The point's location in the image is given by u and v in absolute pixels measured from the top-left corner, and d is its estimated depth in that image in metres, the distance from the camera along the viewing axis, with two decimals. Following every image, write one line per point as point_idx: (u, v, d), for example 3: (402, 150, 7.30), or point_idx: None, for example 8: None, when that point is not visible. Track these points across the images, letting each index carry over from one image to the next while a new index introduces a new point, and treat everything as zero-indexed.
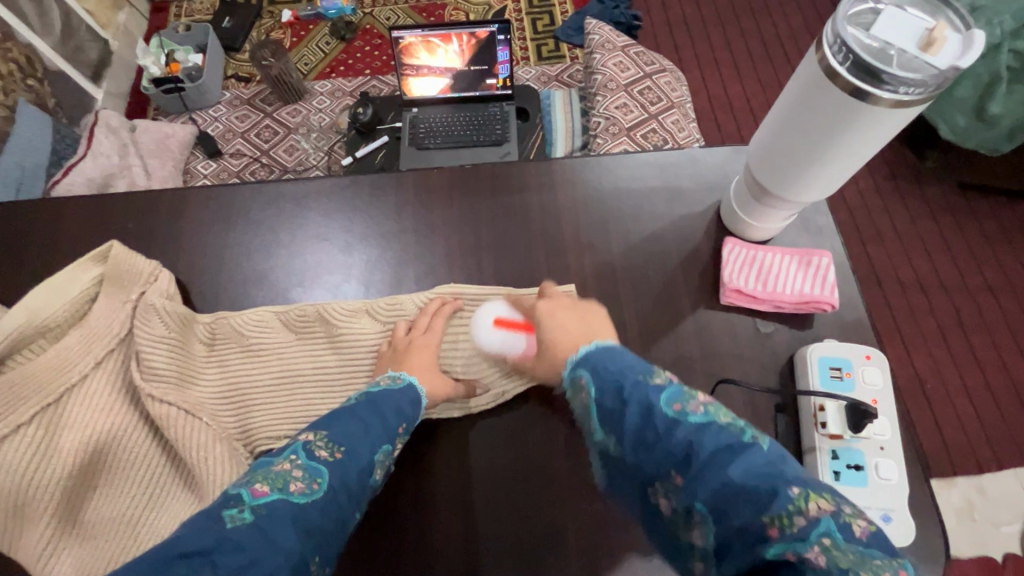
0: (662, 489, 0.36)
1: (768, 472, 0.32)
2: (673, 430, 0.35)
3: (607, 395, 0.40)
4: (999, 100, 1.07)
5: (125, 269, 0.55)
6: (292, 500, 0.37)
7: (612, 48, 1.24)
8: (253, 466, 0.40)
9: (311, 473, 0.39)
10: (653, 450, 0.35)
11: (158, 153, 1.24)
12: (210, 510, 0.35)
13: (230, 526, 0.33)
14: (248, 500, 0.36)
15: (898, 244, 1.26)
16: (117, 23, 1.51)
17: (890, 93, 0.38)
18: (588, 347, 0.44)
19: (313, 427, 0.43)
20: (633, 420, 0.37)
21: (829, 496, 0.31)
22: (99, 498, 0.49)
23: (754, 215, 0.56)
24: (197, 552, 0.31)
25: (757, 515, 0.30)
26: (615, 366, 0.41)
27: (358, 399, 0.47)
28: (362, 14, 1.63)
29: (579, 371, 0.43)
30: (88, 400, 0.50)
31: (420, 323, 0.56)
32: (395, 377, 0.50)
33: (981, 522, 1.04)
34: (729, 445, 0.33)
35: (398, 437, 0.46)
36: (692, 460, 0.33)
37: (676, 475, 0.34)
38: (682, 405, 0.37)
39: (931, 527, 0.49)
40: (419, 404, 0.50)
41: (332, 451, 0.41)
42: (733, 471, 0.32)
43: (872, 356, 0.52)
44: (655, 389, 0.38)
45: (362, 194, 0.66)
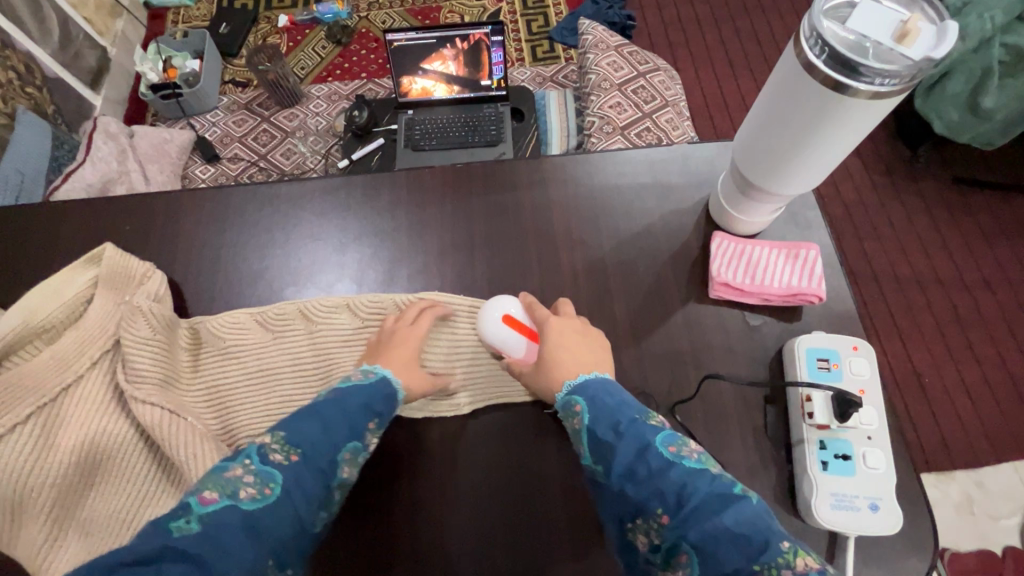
0: (645, 525, 0.39)
1: (757, 522, 0.35)
2: (669, 471, 0.39)
3: (603, 426, 0.43)
4: (991, 93, 1.07)
5: (119, 270, 0.57)
6: (241, 507, 0.37)
7: (606, 48, 1.25)
8: (209, 471, 0.40)
9: (263, 478, 0.40)
10: (643, 485, 0.39)
11: (156, 158, 1.25)
12: (160, 518, 0.36)
13: (176, 535, 0.34)
14: (197, 509, 0.36)
15: (893, 239, 1.26)
16: (115, 30, 1.53)
17: (867, 84, 0.39)
18: (588, 376, 0.48)
19: (272, 428, 0.44)
20: (626, 455, 0.41)
21: (814, 554, 0.34)
22: (94, 498, 0.50)
23: (739, 208, 0.57)
24: (138, 562, 0.32)
25: (748, 561, 0.34)
26: (613, 401, 0.45)
27: (325, 396, 0.47)
28: (358, 18, 1.64)
29: (574, 397, 0.46)
30: (82, 401, 0.51)
31: (408, 315, 0.56)
32: (367, 371, 0.51)
33: (980, 516, 1.03)
34: (721, 493, 0.37)
35: (368, 433, 0.47)
36: (683, 505, 0.37)
37: (664, 513, 0.38)
38: (678, 448, 0.41)
39: (920, 517, 0.49)
40: (394, 400, 0.50)
41: (287, 454, 0.42)
42: (724, 519, 0.35)
43: (859, 347, 0.53)
44: (650, 430, 0.42)
45: (355, 195, 0.66)
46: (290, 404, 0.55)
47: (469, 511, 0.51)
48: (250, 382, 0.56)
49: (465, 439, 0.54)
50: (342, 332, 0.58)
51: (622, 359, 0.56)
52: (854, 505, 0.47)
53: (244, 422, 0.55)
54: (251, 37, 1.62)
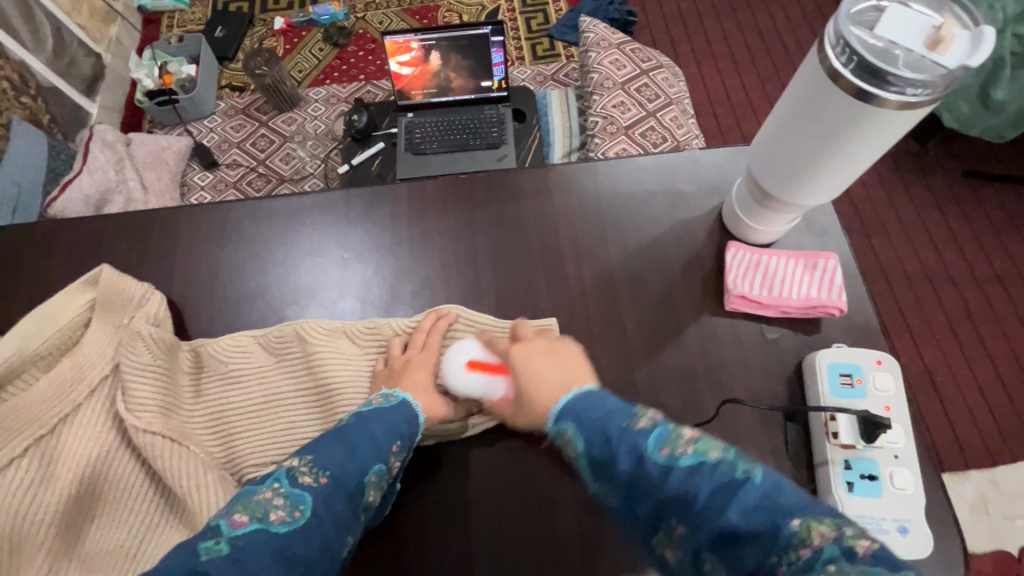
0: (666, 539, 0.36)
1: (764, 505, 0.32)
2: (667, 477, 0.36)
3: (595, 444, 0.41)
4: (1003, 85, 1.05)
5: (115, 293, 0.54)
6: (270, 529, 0.36)
7: (608, 45, 1.23)
8: (236, 496, 0.39)
9: (293, 501, 0.38)
10: (650, 499, 0.36)
11: (154, 166, 1.23)
12: (186, 543, 0.34)
13: (204, 559, 0.32)
14: (226, 532, 0.35)
15: (904, 235, 1.24)
16: (109, 36, 1.51)
17: (896, 94, 0.37)
18: (568, 398, 0.45)
19: (299, 453, 0.43)
20: (625, 469, 0.38)
21: (829, 522, 0.30)
22: (96, 530, 0.48)
23: (758, 218, 0.55)
24: None
25: (766, 555, 0.30)
26: (597, 414, 0.42)
27: (350, 420, 0.47)
28: (355, 19, 1.61)
29: (563, 424, 0.44)
30: (81, 431, 0.49)
31: (416, 341, 0.55)
32: (388, 394, 0.50)
33: (997, 517, 1.01)
34: (723, 483, 0.33)
35: (392, 456, 0.46)
36: (691, 508, 0.34)
37: (678, 522, 0.34)
38: (671, 446, 0.37)
39: (949, 537, 0.47)
40: (415, 422, 0.49)
41: (316, 477, 0.40)
42: (730, 511, 0.32)
43: (883, 361, 0.51)
44: (641, 434, 0.39)
45: (356, 207, 0.65)
46: (293, 430, 0.54)
47: (483, 532, 0.50)
48: (252, 408, 0.54)
49: (477, 462, 0.53)
50: (341, 357, 0.55)
51: (636, 376, 0.54)
52: (882, 528, 0.45)
53: (247, 452, 0.53)
54: (247, 40, 1.60)
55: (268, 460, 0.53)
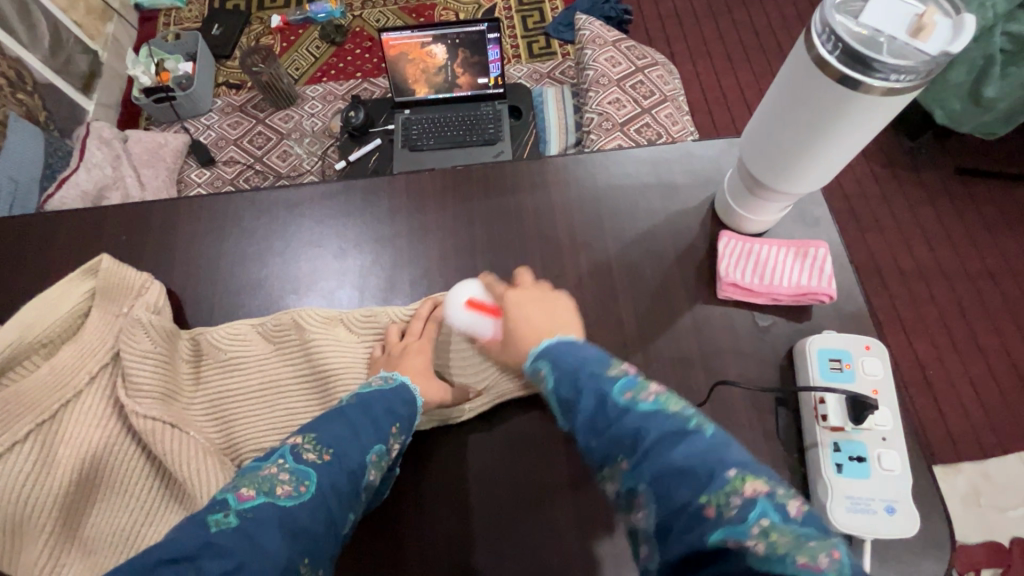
0: (610, 473, 0.37)
1: (705, 454, 0.33)
2: (624, 416, 0.37)
3: (564, 385, 0.42)
4: (993, 83, 1.06)
5: (116, 282, 0.55)
6: (277, 503, 0.37)
7: (603, 43, 1.24)
8: (241, 471, 0.39)
9: (299, 476, 0.39)
10: (603, 435, 0.37)
11: (151, 163, 1.23)
12: (196, 515, 0.35)
13: (215, 530, 0.33)
14: (235, 505, 0.36)
15: (896, 231, 1.25)
16: (106, 33, 1.51)
17: (881, 80, 0.38)
18: (548, 342, 0.47)
19: (302, 430, 0.43)
20: (588, 408, 0.39)
21: (764, 479, 0.32)
22: (97, 514, 0.49)
23: (747, 208, 0.56)
24: (183, 558, 0.31)
25: (695, 495, 0.31)
26: (573, 357, 0.44)
27: (349, 399, 0.47)
28: (352, 17, 1.62)
29: (540, 363, 0.46)
30: (83, 417, 0.50)
31: (414, 328, 0.56)
32: (387, 376, 0.50)
33: (988, 507, 1.03)
34: (673, 431, 0.35)
35: (393, 437, 0.46)
36: (638, 446, 0.35)
37: (623, 458, 0.35)
38: (634, 393, 0.38)
39: (936, 518, 0.48)
40: (413, 405, 0.50)
41: (320, 453, 0.41)
42: (675, 455, 0.33)
43: (872, 347, 0.52)
44: (609, 379, 0.40)
45: (354, 199, 0.65)
46: (292, 416, 0.54)
47: (481, 517, 0.51)
48: (251, 395, 0.55)
49: (475, 449, 0.53)
50: (338, 346, 0.56)
51: (631, 364, 0.55)
52: (870, 508, 0.46)
53: (246, 439, 0.53)
54: (244, 38, 1.60)
55: (268, 446, 0.54)
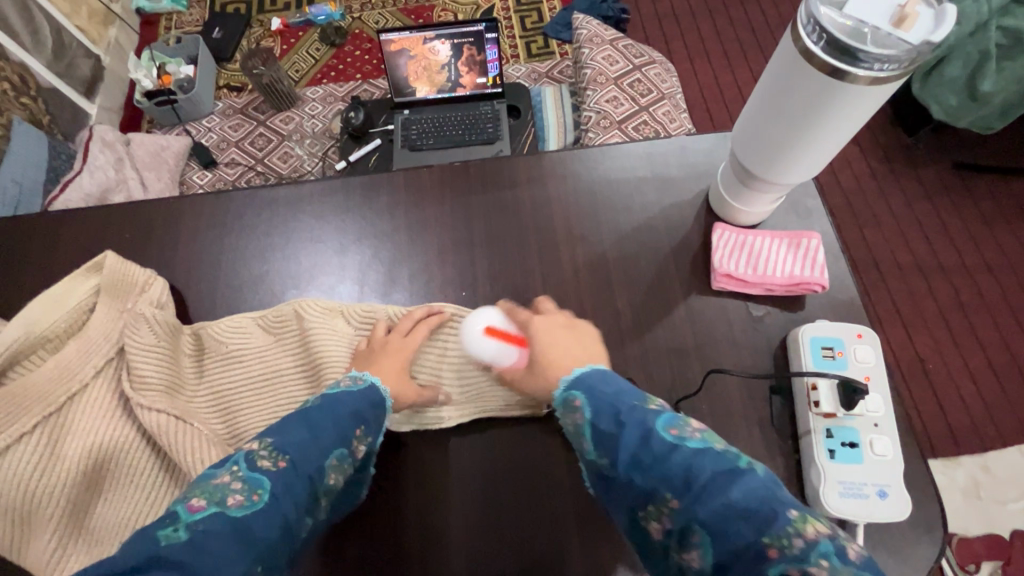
0: (656, 511, 0.37)
1: (762, 494, 0.34)
2: (672, 453, 0.37)
3: (604, 419, 0.42)
4: (989, 77, 1.07)
5: (120, 278, 0.56)
6: (229, 514, 0.35)
7: (600, 42, 1.25)
8: (191, 483, 0.37)
9: (251, 484, 0.37)
10: (647, 472, 0.37)
11: (153, 165, 1.24)
12: (142, 529, 0.33)
13: (163, 544, 0.31)
14: (184, 517, 0.34)
15: (894, 226, 1.26)
16: (108, 37, 1.52)
17: (866, 70, 0.39)
18: (583, 370, 0.47)
19: (260, 436, 0.42)
20: (629, 443, 0.39)
21: (823, 521, 0.33)
22: (104, 505, 0.50)
23: (740, 199, 0.57)
24: (127, 574, 0.29)
25: (757, 535, 0.32)
26: (609, 391, 0.44)
27: (313, 401, 0.47)
28: (351, 19, 1.63)
29: (573, 392, 0.45)
30: (89, 409, 0.51)
31: (402, 326, 0.56)
32: (356, 377, 0.50)
33: (988, 500, 1.03)
34: (727, 469, 0.35)
35: (355, 440, 0.46)
36: (691, 484, 0.35)
37: (671, 497, 0.36)
38: (679, 429, 0.39)
39: (929, 503, 0.49)
40: (382, 407, 0.50)
41: (275, 459, 0.39)
42: (733, 494, 0.34)
43: (863, 334, 0.52)
44: (651, 414, 0.41)
45: (354, 196, 0.66)
46: (294, 407, 0.55)
47: (482, 505, 0.52)
48: (254, 387, 0.56)
49: (476, 440, 0.55)
50: (338, 339, 0.57)
51: (627, 354, 0.55)
52: (864, 493, 0.47)
53: (250, 429, 0.55)
54: (245, 41, 1.62)
55: None
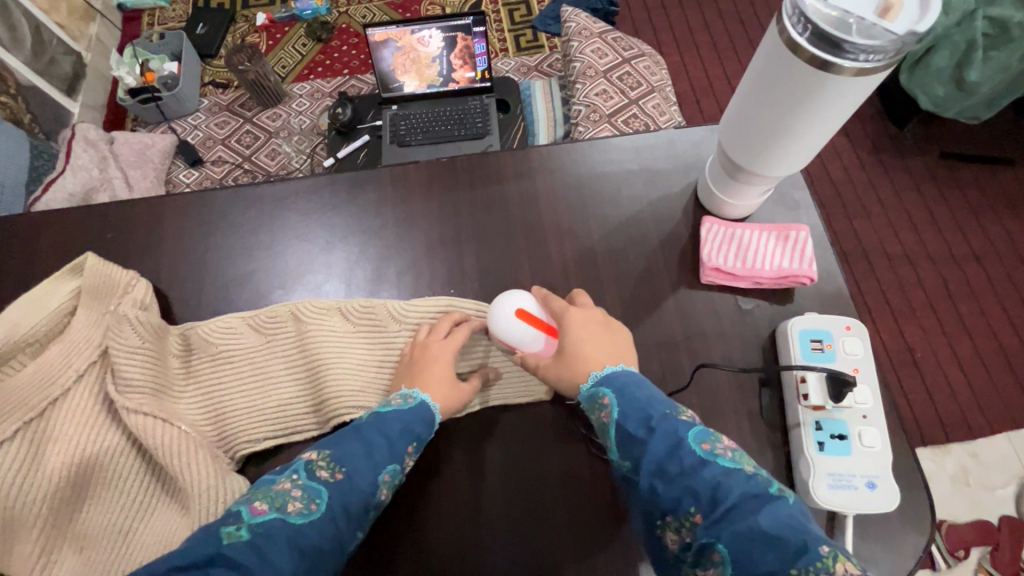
0: (675, 524, 0.39)
1: (793, 524, 0.35)
2: (701, 469, 0.39)
3: (633, 422, 0.43)
4: (976, 67, 1.07)
5: (102, 280, 0.55)
6: (288, 520, 0.39)
7: (589, 35, 1.24)
8: (256, 485, 0.42)
9: (310, 493, 0.41)
10: (673, 482, 0.39)
11: (138, 164, 1.23)
12: (211, 524, 0.38)
13: (226, 542, 0.36)
14: (247, 518, 0.38)
15: (883, 216, 1.26)
16: (89, 34, 1.50)
17: (851, 61, 0.38)
18: (613, 368, 0.48)
19: (319, 445, 0.46)
20: (657, 451, 0.41)
21: (854, 560, 0.33)
22: (88, 511, 0.49)
23: (728, 192, 0.56)
24: (190, 566, 0.34)
25: (784, 564, 0.33)
26: (641, 396, 0.45)
27: (367, 416, 0.49)
28: (338, 14, 1.61)
29: (602, 390, 0.46)
30: (73, 413, 0.50)
31: (440, 328, 0.55)
32: (406, 395, 0.51)
33: (976, 487, 1.04)
34: (755, 493, 0.36)
35: (407, 456, 0.47)
36: (718, 501, 0.36)
37: (697, 512, 0.37)
38: (711, 445, 0.40)
39: (918, 492, 0.49)
40: (432, 424, 0.50)
41: (333, 471, 0.43)
42: (761, 518, 0.35)
43: (852, 326, 0.52)
44: (683, 425, 0.42)
45: (340, 193, 0.65)
46: (285, 406, 0.55)
47: (472, 504, 0.52)
48: (244, 387, 0.55)
49: (466, 438, 0.54)
50: (335, 335, 0.56)
51: None
52: (852, 484, 0.47)
53: (240, 430, 0.54)
54: (229, 37, 1.59)
55: (261, 436, 0.54)
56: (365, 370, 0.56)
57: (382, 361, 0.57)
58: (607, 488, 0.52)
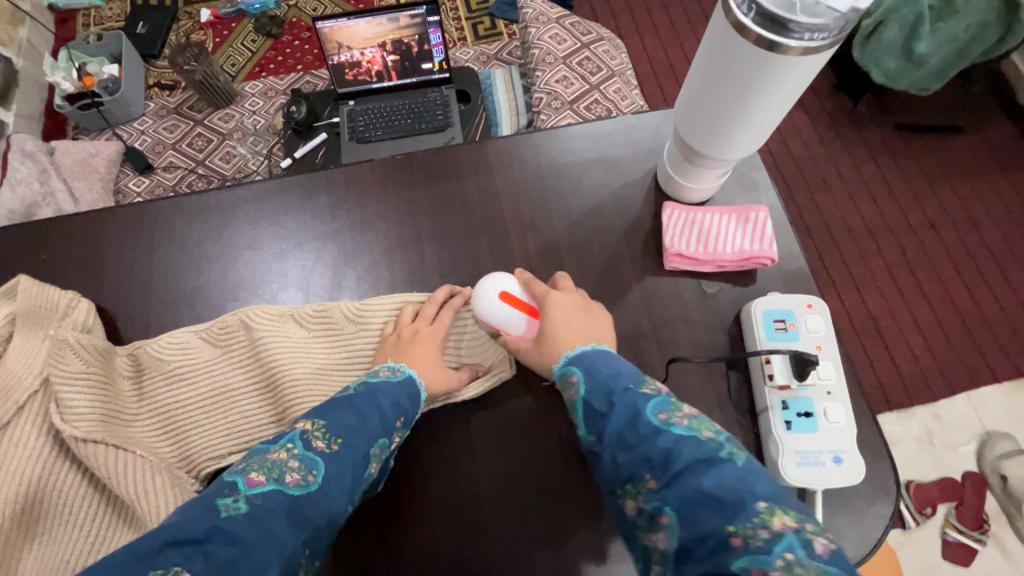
0: (633, 490, 0.39)
1: (738, 483, 0.34)
2: (657, 437, 0.39)
3: (597, 397, 0.44)
4: (924, 39, 1.09)
5: (38, 304, 0.52)
6: (286, 491, 0.38)
7: (546, 20, 1.22)
8: (251, 453, 0.40)
9: (307, 465, 0.40)
10: (632, 451, 0.39)
11: (83, 174, 1.16)
12: (204, 497, 0.36)
13: (224, 516, 0.34)
14: (243, 489, 0.37)
15: (843, 189, 1.29)
16: (18, 39, 1.41)
17: (797, 40, 0.38)
18: (583, 347, 0.48)
19: (311, 415, 0.44)
20: (618, 422, 0.41)
21: (792, 514, 0.32)
22: (38, 548, 0.47)
23: (687, 176, 0.56)
24: (189, 541, 0.32)
25: (724, 523, 0.32)
26: (609, 372, 0.45)
27: (356, 389, 0.48)
28: (287, 7, 1.55)
29: (570, 368, 0.47)
30: (15, 448, 0.47)
31: (426, 312, 0.55)
32: (395, 368, 0.51)
33: (940, 446, 1.08)
34: (707, 457, 0.36)
35: (396, 431, 0.47)
36: (669, 465, 0.37)
37: (651, 478, 0.37)
38: (668, 414, 0.40)
39: (884, 464, 0.50)
40: (418, 398, 0.50)
41: (329, 442, 0.42)
42: (705, 480, 0.34)
43: (813, 304, 0.53)
44: (643, 397, 0.42)
45: (292, 198, 0.63)
46: (246, 421, 0.53)
47: (447, 510, 0.50)
48: (202, 405, 0.53)
49: (435, 440, 0.53)
50: (293, 344, 0.54)
51: None
52: (819, 460, 0.48)
53: (202, 450, 0.52)
54: (173, 36, 1.52)
55: (224, 454, 0.52)
56: (325, 378, 0.54)
57: (343, 371, 0.55)
58: (584, 481, 0.51)
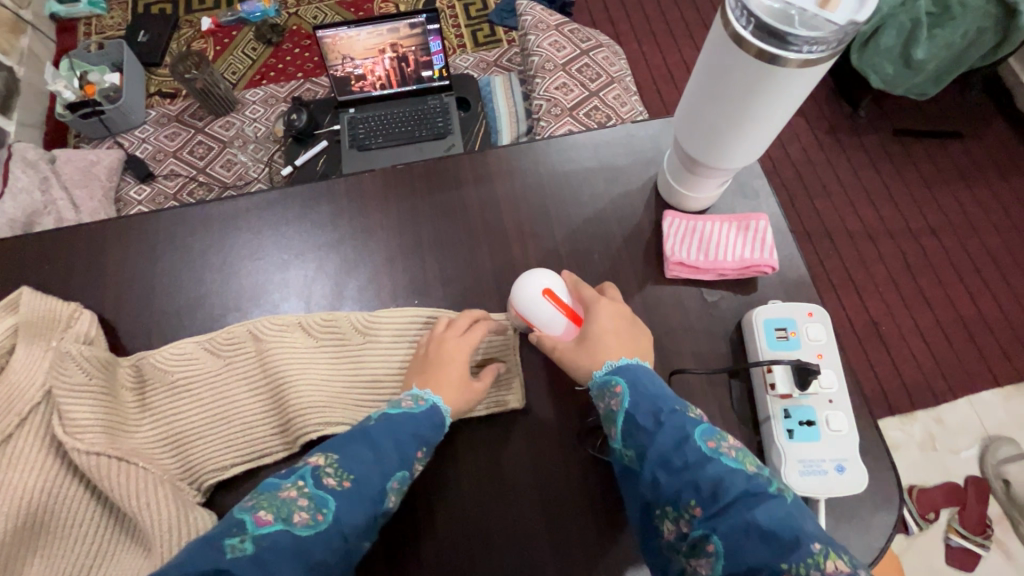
0: (673, 513, 0.40)
1: (787, 520, 0.36)
2: (706, 465, 0.40)
3: (643, 412, 0.44)
4: (922, 45, 1.09)
5: (41, 316, 0.52)
6: (293, 532, 0.38)
7: (546, 28, 1.22)
8: (262, 488, 0.41)
9: (316, 503, 0.40)
10: (678, 474, 0.40)
11: (83, 183, 1.16)
12: (212, 536, 0.37)
13: (230, 557, 0.35)
14: (252, 530, 0.38)
15: (842, 193, 1.29)
16: (20, 48, 1.41)
17: (796, 53, 0.39)
18: (628, 360, 0.47)
19: (326, 447, 0.45)
20: (665, 444, 0.42)
21: (843, 557, 0.35)
22: (42, 560, 0.47)
23: (688, 185, 0.56)
24: None
25: (776, 558, 0.35)
26: (654, 390, 0.45)
27: (377, 418, 0.47)
28: (287, 15, 1.56)
29: (614, 379, 0.46)
30: (19, 460, 0.48)
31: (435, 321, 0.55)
32: (418, 397, 0.49)
33: (943, 451, 1.08)
34: (756, 492, 0.38)
35: (416, 461, 0.46)
36: (719, 496, 0.38)
37: (697, 504, 0.38)
38: (716, 442, 0.42)
39: (886, 471, 0.50)
40: (441, 426, 0.48)
41: (340, 479, 0.42)
42: (757, 516, 0.36)
43: (814, 313, 0.53)
44: (691, 422, 0.43)
45: (294, 208, 0.63)
46: (249, 432, 0.53)
47: (450, 520, 0.50)
48: (206, 415, 0.53)
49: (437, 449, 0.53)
50: (298, 354, 0.55)
51: None
52: (822, 469, 0.48)
53: (205, 461, 0.52)
54: (174, 44, 1.53)
55: (227, 465, 0.52)
56: (330, 388, 0.54)
57: (347, 383, 0.55)
58: (586, 490, 0.51)
